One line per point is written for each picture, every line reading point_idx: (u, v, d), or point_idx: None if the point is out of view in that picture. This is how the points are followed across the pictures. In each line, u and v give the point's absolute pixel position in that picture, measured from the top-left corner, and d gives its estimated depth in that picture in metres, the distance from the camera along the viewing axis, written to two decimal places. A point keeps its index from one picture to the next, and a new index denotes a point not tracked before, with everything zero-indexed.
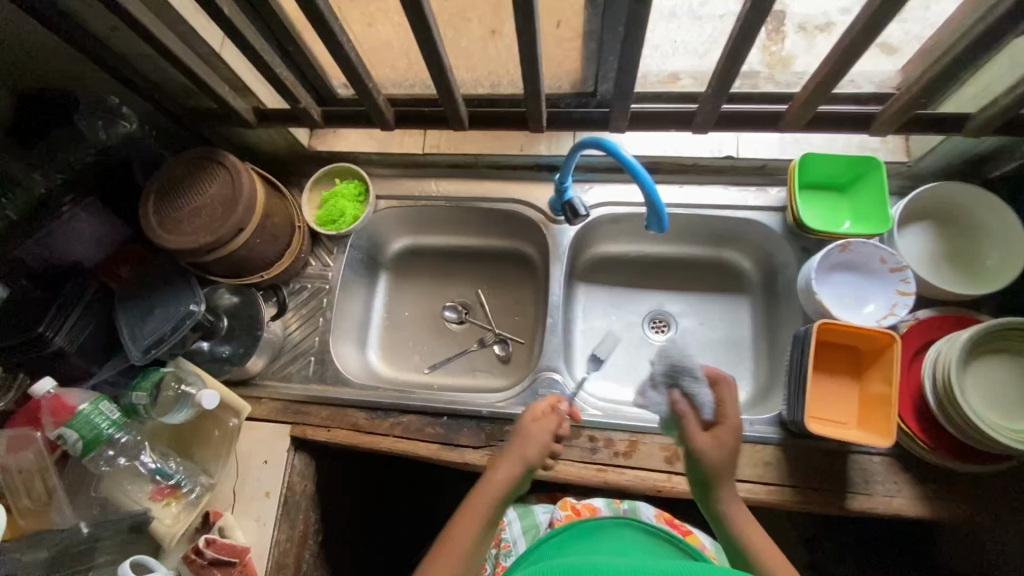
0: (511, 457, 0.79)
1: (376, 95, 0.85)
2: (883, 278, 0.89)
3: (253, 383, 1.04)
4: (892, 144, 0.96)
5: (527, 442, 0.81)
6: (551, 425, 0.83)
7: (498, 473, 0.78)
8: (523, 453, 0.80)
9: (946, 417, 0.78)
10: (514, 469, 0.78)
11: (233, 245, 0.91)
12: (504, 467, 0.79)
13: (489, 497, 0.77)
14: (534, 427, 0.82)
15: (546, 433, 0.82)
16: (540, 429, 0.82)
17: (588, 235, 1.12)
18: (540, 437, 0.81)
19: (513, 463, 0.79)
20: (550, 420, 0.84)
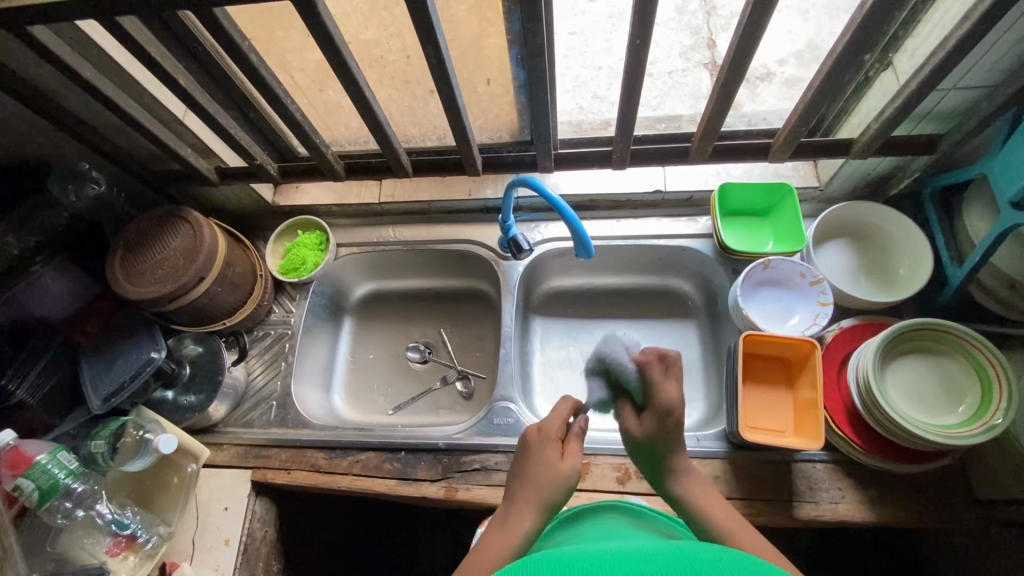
0: (542, 490, 0.69)
1: (326, 151, 0.93)
2: (804, 292, 0.95)
3: (215, 430, 1.06)
4: (803, 170, 1.06)
5: (551, 473, 0.70)
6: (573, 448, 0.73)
7: (523, 508, 0.68)
8: (547, 485, 0.69)
9: (871, 416, 0.81)
10: (542, 501, 0.68)
11: (195, 294, 0.96)
12: (530, 501, 0.68)
13: (516, 539, 0.65)
14: (557, 454, 0.72)
15: (572, 457, 0.72)
16: (566, 456, 0.72)
17: (539, 270, 1.19)
18: (569, 463, 0.71)
19: (537, 499, 0.68)
20: (570, 445, 0.74)
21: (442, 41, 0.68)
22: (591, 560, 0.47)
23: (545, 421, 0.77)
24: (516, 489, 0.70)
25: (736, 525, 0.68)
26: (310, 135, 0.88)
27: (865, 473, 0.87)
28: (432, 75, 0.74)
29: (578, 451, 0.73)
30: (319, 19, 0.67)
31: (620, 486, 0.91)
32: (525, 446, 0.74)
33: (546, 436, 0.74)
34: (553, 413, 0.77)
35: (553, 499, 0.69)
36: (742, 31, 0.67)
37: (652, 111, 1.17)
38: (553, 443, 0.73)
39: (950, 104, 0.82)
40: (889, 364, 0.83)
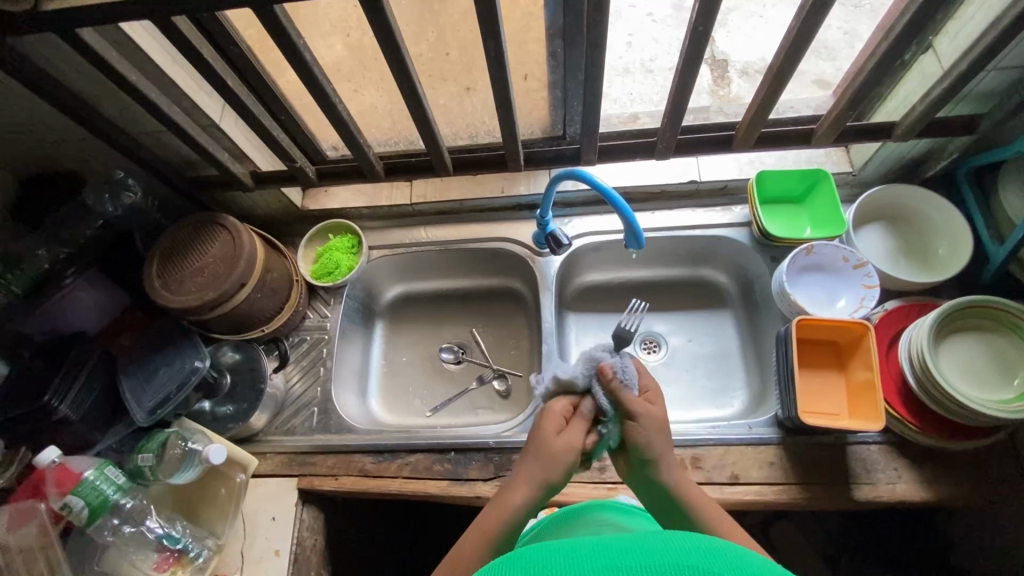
0: (538, 471, 0.71)
1: (368, 151, 0.92)
2: (848, 275, 0.95)
3: (256, 440, 1.04)
4: (835, 157, 1.07)
5: (548, 454, 0.71)
6: (576, 426, 0.72)
7: (522, 483, 0.71)
8: (543, 467, 0.71)
9: (926, 394, 0.82)
10: (536, 481, 0.70)
11: (235, 301, 0.95)
12: (526, 480, 0.71)
13: (509, 514, 0.69)
14: (557, 435, 0.72)
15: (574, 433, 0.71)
16: (563, 437, 0.71)
17: (573, 265, 1.19)
18: (565, 444, 0.71)
19: (532, 478, 0.71)
20: (573, 424, 0.72)
21: (503, 33, 0.68)
22: (567, 554, 0.44)
23: (552, 403, 0.75)
24: (520, 463, 0.73)
25: (716, 511, 0.71)
26: (354, 135, 0.87)
27: (921, 453, 0.88)
28: (489, 69, 0.74)
29: (580, 431, 0.72)
30: (381, 13, 0.65)
31: None
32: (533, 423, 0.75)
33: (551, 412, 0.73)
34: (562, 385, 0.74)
35: (550, 477, 0.70)
36: (802, 15, 0.67)
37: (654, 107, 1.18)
38: (557, 420, 0.73)
39: (990, 85, 0.83)
40: (942, 342, 0.84)
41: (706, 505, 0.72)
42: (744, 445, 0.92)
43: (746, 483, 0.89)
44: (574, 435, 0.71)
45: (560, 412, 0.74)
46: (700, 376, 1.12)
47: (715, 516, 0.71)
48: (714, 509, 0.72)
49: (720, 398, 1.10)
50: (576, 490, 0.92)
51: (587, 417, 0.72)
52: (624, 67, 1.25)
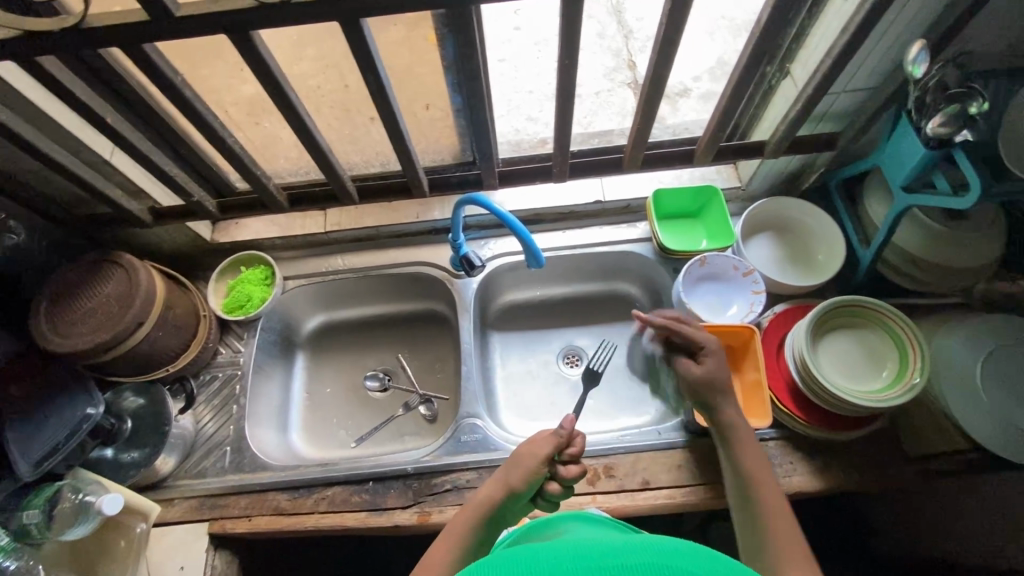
0: (495, 489, 0.76)
1: (267, 182, 0.93)
2: (739, 283, 1.02)
3: (164, 485, 1.00)
4: (725, 173, 1.15)
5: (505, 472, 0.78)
6: (536, 448, 0.79)
7: (486, 494, 0.77)
8: (493, 491, 0.76)
9: (810, 389, 0.88)
10: (474, 512, 0.75)
11: (133, 340, 0.92)
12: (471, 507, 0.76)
13: (453, 540, 0.72)
14: (515, 453, 0.80)
15: (500, 485, 0.77)
16: (485, 489, 0.77)
17: (492, 285, 1.22)
18: (482, 497, 0.76)
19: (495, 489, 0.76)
20: (538, 441, 0.80)
21: (380, 66, 0.72)
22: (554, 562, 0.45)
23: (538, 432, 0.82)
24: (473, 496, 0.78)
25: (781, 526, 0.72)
26: (248, 167, 0.88)
27: (811, 444, 0.94)
28: (372, 99, 0.77)
29: (533, 468, 0.77)
30: (257, 51, 0.67)
31: (591, 487, 0.94)
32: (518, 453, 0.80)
33: (526, 444, 0.81)
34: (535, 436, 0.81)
35: (491, 511, 0.75)
36: (657, 49, 0.74)
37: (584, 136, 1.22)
38: (529, 460, 0.77)
39: (843, 106, 0.91)
40: (819, 339, 0.92)
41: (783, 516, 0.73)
42: (653, 450, 0.96)
43: (656, 487, 0.93)
44: (516, 464, 0.78)
45: (538, 435, 0.81)
46: (619, 386, 1.17)
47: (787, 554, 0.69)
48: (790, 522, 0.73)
49: (638, 407, 1.15)
50: None
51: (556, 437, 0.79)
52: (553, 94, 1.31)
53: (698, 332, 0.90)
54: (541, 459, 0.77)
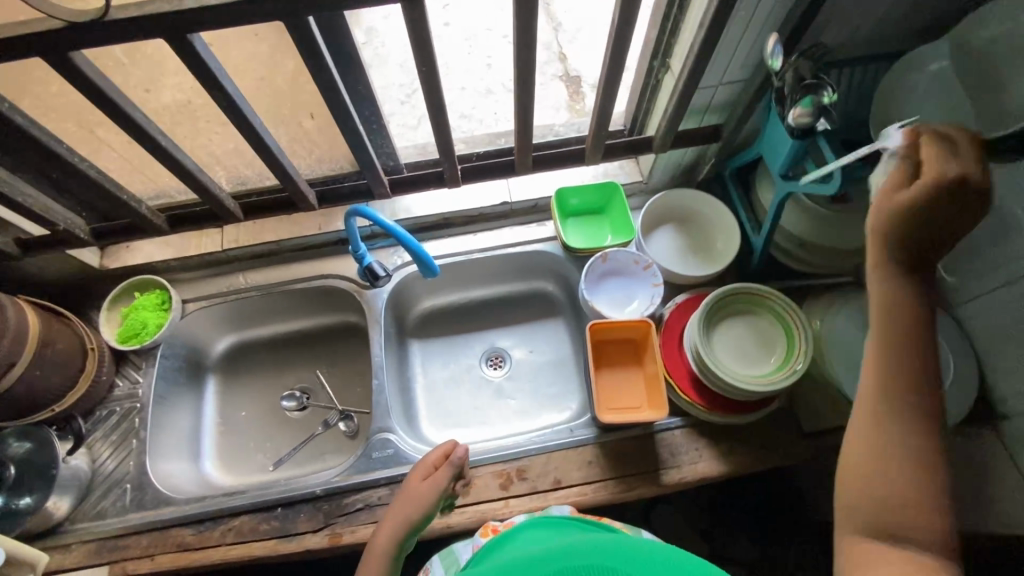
0: (394, 524, 0.77)
1: (138, 207, 0.89)
2: (640, 276, 1.03)
3: (60, 530, 0.95)
4: (627, 168, 1.16)
5: (407, 499, 0.79)
6: (432, 481, 0.80)
7: (389, 526, 0.77)
8: (394, 529, 0.76)
9: (706, 378, 0.90)
10: (386, 548, 0.75)
11: (5, 383, 0.86)
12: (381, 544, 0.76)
13: None
14: (413, 478, 0.82)
15: (403, 519, 0.76)
16: (387, 528, 0.77)
17: (406, 293, 1.19)
18: (386, 538, 0.76)
19: (400, 518, 0.76)
20: (436, 474, 0.81)
21: (228, 84, 0.70)
22: None
23: (428, 454, 0.84)
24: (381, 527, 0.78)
25: (850, 476, 0.56)
26: (113, 193, 0.84)
27: (714, 429, 0.97)
28: (229, 117, 0.75)
29: (432, 500, 0.78)
30: (85, 75, 0.64)
31: (503, 491, 0.94)
32: (413, 477, 0.82)
33: (422, 475, 0.82)
34: (421, 466, 0.83)
35: (401, 543, 0.76)
36: (518, 53, 0.75)
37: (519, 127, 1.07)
38: (429, 492, 0.79)
39: (722, 99, 0.93)
40: (714, 328, 0.94)
41: (874, 450, 0.55)
42: (565, 449, 0.96)
43: (567, 485, 0.94)
44: (413, 501, 0.78)
45: (431, 464, 0.83)
46: (540, 385, 1.18)
47: (844, 507, 0.57)
48: (877, 485, 0.54)
49: (558, 405, 1.16)
50: None
51: (450, 467, 0.81)
52: (485, 89, 1.27)
53: (934, 150, 0.56)
54: (439, 490, 0.79)
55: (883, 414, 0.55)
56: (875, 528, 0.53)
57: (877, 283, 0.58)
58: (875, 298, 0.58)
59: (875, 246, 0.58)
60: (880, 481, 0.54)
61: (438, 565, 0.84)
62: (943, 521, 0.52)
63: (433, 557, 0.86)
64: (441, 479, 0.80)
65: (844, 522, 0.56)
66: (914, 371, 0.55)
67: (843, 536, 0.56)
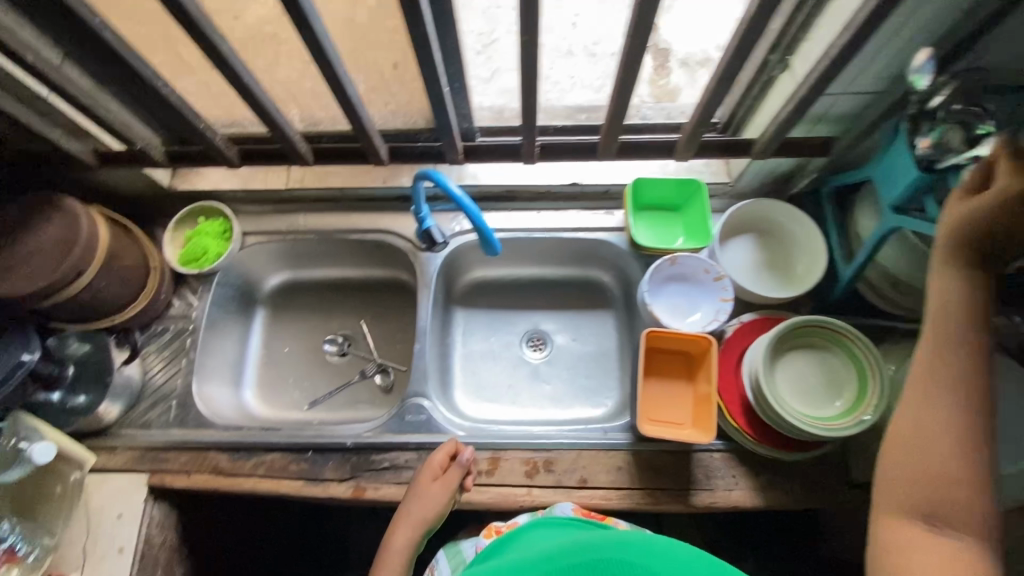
0: (410, 523, 0.85)
1: (212, 136, 0.89)
2: (707, 287, 0.97)
3: (108, 433, 1.01)
4: (715, 167, 1.08)
5: (421, 502, 0.86)
6: (443, 484, 0.87)
7: (404, 526, 0.85)
8: (410, 527, 0.85)
9: (760, 406, 0.85)
10: (404, 546, 0.85)
11: (73, 291, 0.89)
12: (399, 543, 0.85)
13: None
14: (422, 479, 0.88)
15: (418, 520, 0.85)
16: (404, 529, 0.85)
17: (459, 260, 1.17)
18: (406, 537, 0.85)
19: (415, 519, 0.85)
20: (446, 477, 0.88)
21: (318, 25, 0.67)
22: None
23: (433, 454, 0.90)
24: (395, 526, 0.86)
25: (894, 458, 0.61)
26: (189, 118, 0.84)
27: (756, 459, 0.92)
28: (313, 58, 0.72)
29: (444, 503, 0.86)
30: None
31: (528, 479, 0.93)
32: (421, 478, 0.89)
33: (431, 477, 0.88)
34: (429, 468, 0.89)
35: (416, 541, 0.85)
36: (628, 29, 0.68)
37: (595, 96, 0.95)
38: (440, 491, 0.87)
39: (843, 109, 0.83)
40: (779, 358, 0.87)
41: (919, 437, 0.59)
42: (597, 449, 0.94)
43: (593, 486, 0.92)
44: (428, 502, 0.86)
45: (439, 465, 0.89)
46: (579, 376, 1.15)
47: (886, 488, 0.61)
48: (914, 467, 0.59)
49: (594, 399, 1.13)
50: None
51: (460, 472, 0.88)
52: None
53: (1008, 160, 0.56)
54: (450, 491, 0.87)
55: (927, 405, 0.60)
56: (910, 507, 0.58)
57: (936, 282, 0.62)
58: (935, 292, 0.62)
59: (942, 233, 0.62)
60: (920, 464, 0.59)
61: (444, 563, 0.90)
62: (981, 501, 0.56)
63: (439, 554, 0.92)
64: (451, 482, 0.88)
65: (885, 501, 0.61)
66: (967, 364, 0.59)
67: (882, 514, 0.61)
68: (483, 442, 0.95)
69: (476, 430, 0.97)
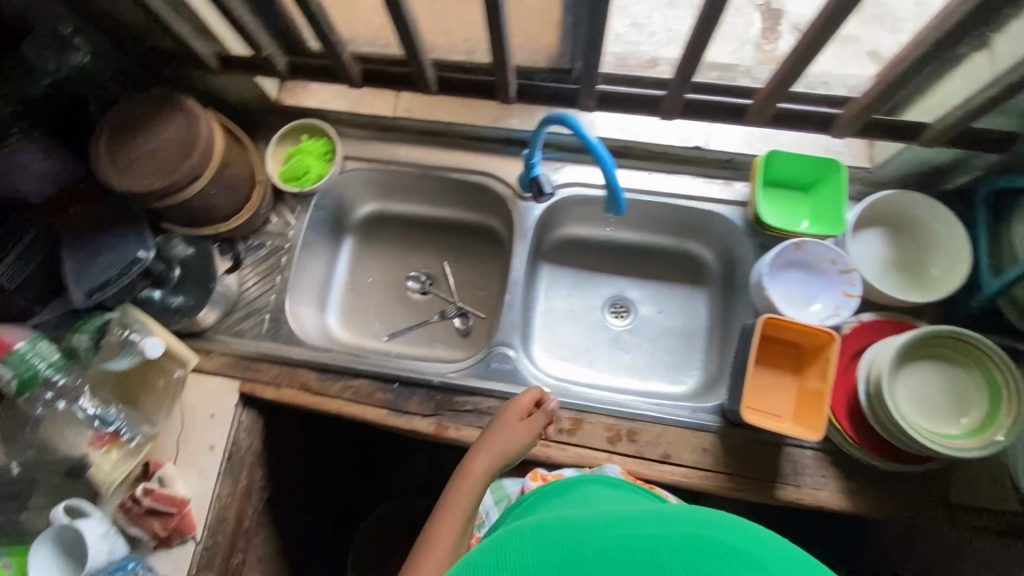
0: (487, 459, 0.79)
1: (343, 52, 0.85)
2: (831, 279, 0.91)
3: (203, 336, 1.04)
4: (856, 148, 0.99)
5: (504, 438, 0.82)
6: (530, 426, 0.83)
7: (481, 460, 0.79)
8: (489, 463, 0.79)
9: (873, 414, 0.81)
10: (479, 479, 0.78)
11: (187, 194, 0.90)
12: (475, 476, 0.78)
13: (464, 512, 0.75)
14: (506, 415, 0.84)
15: (498, 456, 0.80)
16: (484, 458, 0.79)
17: (556, 214, 1.13)
18: (484, 468, 0.79)
19: (495, 454, 0.80)
20: (532, 420, 0.84)
21: None
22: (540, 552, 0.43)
23: (519, 395, 0.87)
24: (472, 458, 0.80)
25: None
26: (325, 28, 0.80)
27: (851, 463, 0.88)
28: None
29: (525, 444, 0.82)
30: None
31: (610, 446, 0.92)
32: (504, 415, 0.84)
33: (517, 415, 0.84)
34: (515, 405, 0.85)
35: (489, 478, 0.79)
36: None
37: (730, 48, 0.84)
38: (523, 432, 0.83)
39: None
40: (903, 366, 0.82)
41: None
42: (683, 427, 0.92)
43: (676, 463, 0.91)
44: (513, 440, 0.82)
45: (524, 406, 0.85)
46: (661, 349, 1.12)
47: None
48: None
49: (675, 375, 1.10)
50: None
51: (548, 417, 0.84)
52: None
53: None
54: (535, 434, 0.84)
55: None
56: None
57: None
58: None
59: None
60: None
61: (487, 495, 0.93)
62: None
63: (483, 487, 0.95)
64: (537, 426, 0.84)
65: None
66: None
67: None
68: (568, 402, 0.94)
69: (561, 389, 0.96)
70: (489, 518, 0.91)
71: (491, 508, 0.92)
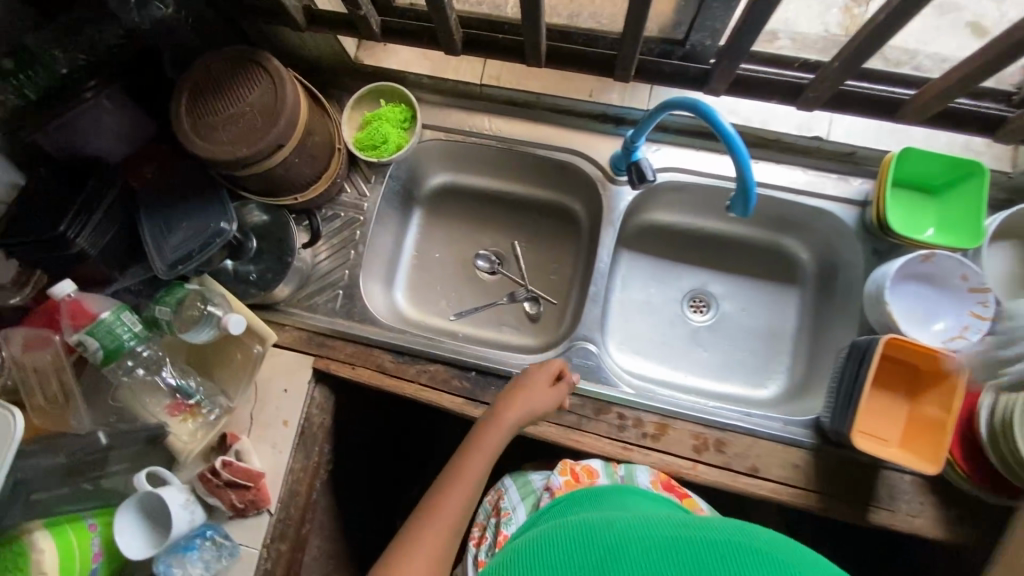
0: (513, 415, 0.76)
1: (449, 14, 0.77)
2: (959, 296, 0.85)
3: (276, 308, 1.01)
4: (998, 150, 0.90)
5: (534, 397, 0.78)
6: (559, 390, 0.81)
7: (507, 416, 0.76)
8: (517, 420, 0.76)
9: (993, 445, 0.75)
10: (504, 433, 0.74)
11: (271, 162, 0.84)
12: (500, 428, 0.74)
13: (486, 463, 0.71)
14: (537, 375, 0.81)
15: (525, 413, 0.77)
16: (513, 411, 0.76)
17: (644, 199, 1.05)
18: (512, 421, 0.75)
19: (523, 412, 0.76)
20: (561, 385, 0.82)
21: None
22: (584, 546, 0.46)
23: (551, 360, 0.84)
24: (501, 410, 0.76)
25: None
26: None
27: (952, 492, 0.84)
28: None
29: (550, 408, 0.80)
30: None
31: (695, 454, 0.88)
32: (533, 374, 0.81)
33: (548, 376, 0.82)
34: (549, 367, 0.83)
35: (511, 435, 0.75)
36: None
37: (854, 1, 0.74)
38: (549, 397, 0.81)
39: None
40: None
41: None
42: (774, 440, 0.88)
43: (764, 477, 0.87)
44: (542, 400, 0.79)
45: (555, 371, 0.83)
46: (742, 349, 1.05)
47: None
48: None
49: (756, 377, 1.04)
50: (591, 440, 0.89)
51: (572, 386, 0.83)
52: None
53: None
54: (559, 400, 0.81)
55: None
56: None
57: None
58: None
59: None
60: None
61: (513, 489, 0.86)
62: None
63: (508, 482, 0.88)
64: (564, 394, 0.82)
65: None
66: None
67: None
68: (653, 404, 0.90)
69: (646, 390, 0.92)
70: (517, 515, 0.82)
71: (516, 505, 0.84)
